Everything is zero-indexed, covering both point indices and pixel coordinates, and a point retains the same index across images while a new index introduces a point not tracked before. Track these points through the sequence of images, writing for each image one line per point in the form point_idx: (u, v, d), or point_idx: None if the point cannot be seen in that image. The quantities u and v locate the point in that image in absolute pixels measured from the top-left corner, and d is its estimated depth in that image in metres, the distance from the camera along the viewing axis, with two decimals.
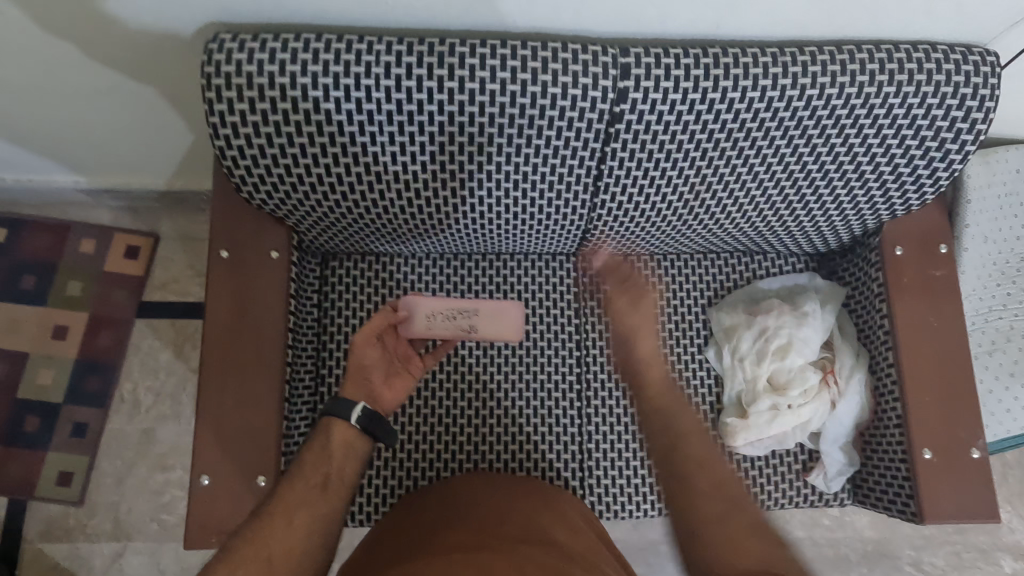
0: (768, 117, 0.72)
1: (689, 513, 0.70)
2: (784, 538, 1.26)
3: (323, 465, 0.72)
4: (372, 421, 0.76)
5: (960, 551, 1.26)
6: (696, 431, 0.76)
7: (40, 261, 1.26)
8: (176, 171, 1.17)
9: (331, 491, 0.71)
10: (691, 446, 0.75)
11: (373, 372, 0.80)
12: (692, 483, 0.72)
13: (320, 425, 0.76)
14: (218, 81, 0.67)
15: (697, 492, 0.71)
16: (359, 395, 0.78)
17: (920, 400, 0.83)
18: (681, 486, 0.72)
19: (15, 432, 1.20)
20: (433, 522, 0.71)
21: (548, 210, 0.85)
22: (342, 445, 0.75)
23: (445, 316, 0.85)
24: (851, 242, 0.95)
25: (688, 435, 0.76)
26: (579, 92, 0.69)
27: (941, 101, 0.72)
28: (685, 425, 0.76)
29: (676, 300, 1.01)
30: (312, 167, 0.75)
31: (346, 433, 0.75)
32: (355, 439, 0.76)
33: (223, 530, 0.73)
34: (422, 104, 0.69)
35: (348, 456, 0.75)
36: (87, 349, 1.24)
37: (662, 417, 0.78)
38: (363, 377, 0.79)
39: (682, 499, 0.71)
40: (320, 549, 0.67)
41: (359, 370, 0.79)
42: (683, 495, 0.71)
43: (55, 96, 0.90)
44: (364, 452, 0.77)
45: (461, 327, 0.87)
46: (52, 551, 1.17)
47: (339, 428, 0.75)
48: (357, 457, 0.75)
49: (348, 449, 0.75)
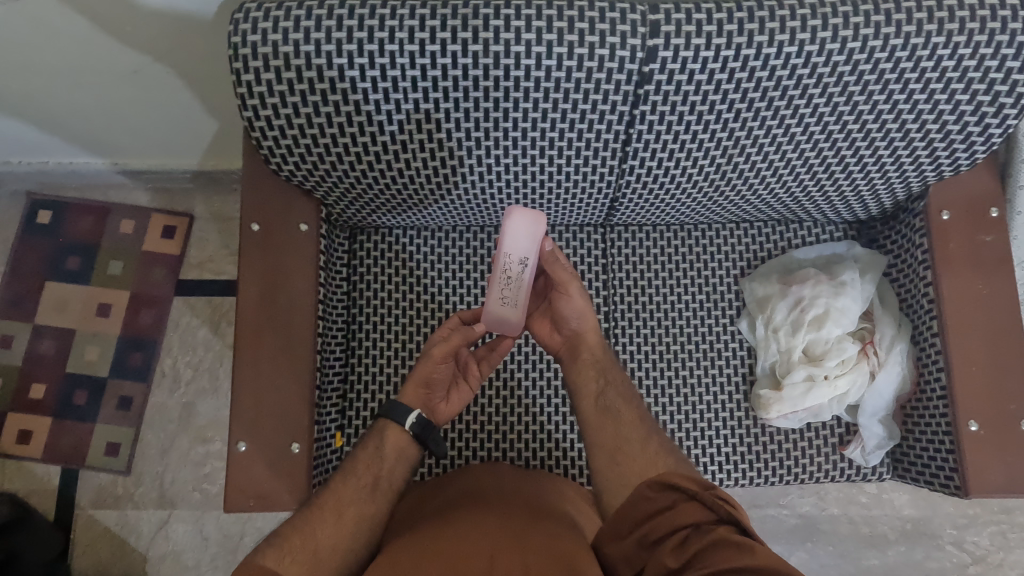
0: (806, 74, 0.69)
1: (608, 449, 0.74)
2: (819, 515, 1.23)
3: (374, 467, 0.75)
4: (425, 430, 0.80)
5: (1006, 531, 1.22)
6: (621, 380, 0.81)
7: (82, 242, 1.30)
8: (208, 151, 1.19)
9: (380, 492, 0.73)
10: (613, 392, 0.79)
11: (437, 386, 0.83)
12: (614, 427, 0.76)
13: (376, 427, 0.80)
14: (245, 50, 0.67)
15: (619, 435, 0.75)
16: (417, 403, 0.81)
17: (963, 372, 0.80)
18: (604, 426, 0.76)
19: (65, 405, 1.26)
20: (468, 498, 0.73)
21: (575, 177, 0.84)
22: (394, 449, 0.78)
23: (503, 284, 0.78)
24: (893, 208, 0.91)
25: (614, 384, 0.81)
26: (607, 52, 0.67)
27: (995, 50, 0.67)
28: (610, 374, 0.81)
29: (708, 272, 0.98)
30: (338, 137, 0.75)
31: (399, 438, 0.79)
32: (408, 444, 0.79)
33: (260, 494, 0.76)
34: (445, 68, 0.68)
35: (399, 459, 0.78)
36: (129, 326, 1.29)
37: (597, 368, 0.82)
38: (424, 389, 0.82)
39: (604, 437, 0.75)
40: (365, 543, 0.68)
41: (424, 382, 0.82)
42: (607, 433, 0.75)
43: (92, 78, 0.93)
44: (415, 460, 0.80)
45: (519, 274, 0.77)
46: (103, 517, 1.23)
47: (394, 432, 0.79)
48: (408, 460, 0.79)
49: (400, 452, 0.78)
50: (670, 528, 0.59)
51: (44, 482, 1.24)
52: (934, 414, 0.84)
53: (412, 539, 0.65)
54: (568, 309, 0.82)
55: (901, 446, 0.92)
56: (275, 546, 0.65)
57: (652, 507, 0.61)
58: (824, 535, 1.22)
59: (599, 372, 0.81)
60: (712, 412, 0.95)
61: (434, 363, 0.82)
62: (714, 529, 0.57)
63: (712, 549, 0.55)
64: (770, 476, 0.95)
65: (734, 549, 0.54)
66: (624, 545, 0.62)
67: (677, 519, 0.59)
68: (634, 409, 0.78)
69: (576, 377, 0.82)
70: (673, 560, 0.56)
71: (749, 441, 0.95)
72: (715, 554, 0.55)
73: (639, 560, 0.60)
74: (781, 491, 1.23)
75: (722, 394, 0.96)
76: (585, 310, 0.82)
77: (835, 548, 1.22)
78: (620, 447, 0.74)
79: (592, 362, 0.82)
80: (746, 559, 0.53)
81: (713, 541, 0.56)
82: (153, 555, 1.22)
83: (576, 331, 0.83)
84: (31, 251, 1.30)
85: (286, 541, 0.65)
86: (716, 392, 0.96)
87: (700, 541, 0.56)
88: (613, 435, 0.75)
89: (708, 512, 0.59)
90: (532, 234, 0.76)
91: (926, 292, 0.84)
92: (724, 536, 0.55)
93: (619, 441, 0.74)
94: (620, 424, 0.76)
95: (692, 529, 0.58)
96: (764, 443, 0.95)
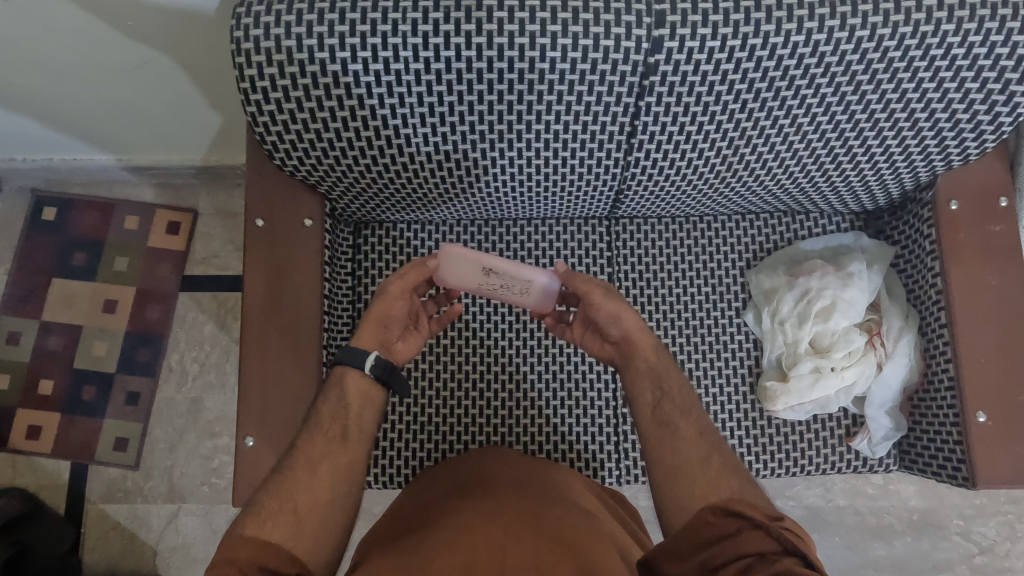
0: (815, 63, 0.68)
1: (666, 466, 0.73)
2: (825, 507, 1.23)
3: (341, 417, 0.75)
4: (387, 371, 0.79)
5: (1013, 522, 1.22)
6: (680, 388, 0.79)
7: (87, 238, 1.31)
8: (212, 146, 1.19)
9: (350, 442, 0.74)
10: (672, 402, 0.77)
11: (393, 325, 0.82)
12: (671, 441, 0.74)
13: (335, 375, 0.78)
14: (248, 45, 0.66)
15: (677, 451, 0.73)
16: (372, 344, 0.80)
17: (973, 364, 0.79)
18: (662, 441, 0.75)
19: (73, 401, 1.26)
20: (469, 487, 0.73)
21: (580, 170, 0.83)
22: (358, 395, 0.77)
23: (498, 287, 0.83)
24: (902, 198, 0.90)
25: (673, 393, 0.78)
26: (612, 42, 0.67)
27: (1006, 38, 0.66)
28: (665, 380, 0.79)
29: (713, 264, 0.98)
30: (342, 132, 0.75)
31: (362, 384, 0.78)
32: (370, 387, 0.79)
33: None
34: (450, 61, 0.68)
35: (365, 404, 0.78)
36: (135, 322, 1.29)
37: (651, 375, 0.80)
38: (381, 328, 0.80)
39: (663, 453, 0.74)
40: (344, 494, 0.70)
41: (382, 321, 0.80)
42: (666, 452, 0.74)
43: (95, 74, 0.93)
44: (379, 403, 0.80)
45: (490, 277, 0.81)
46: (112, 511, 1.24)
47: (355, 376, 0.77)
48: (373, 404, 0.79)
49: (364, 398, 0.78)
50: (732, 556, 0.58)
51: (55, 476, 1.25)
52: (941, 405, 0.83)
53: (419, 532, 0.65)
54: (604, 317, 0.82)
55: (908, 437, 0.92)
56: (254, 515, 0.65)
57: (717, 531, 0.60)
58: (830, 527, 1.22)
59: (655, 382, 0.79)
60: (718, 404, 0.95)
61: (391, 304, 0.80)
62: (778, 560, 0.54)
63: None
64: (776, 468, 0.95)
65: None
66: (684, 567, 0.59)
67: (740, 547, 0.58)
68: (695, 421, 0.76)
69: (632, 389, 0.80)
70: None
71: (755, 433, 0.95)
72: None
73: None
74: (787, 483, 1.23)
75: (727, 386, 0.95)
76: (622, 312, 0.81)
77: (842, 539, 1.22)
78: (679, 466, 0.72)
79: (647, 371, 0.80)
80: None
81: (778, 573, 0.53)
82: (163, 549, 1.23)
83: (624, 335, 0.82)
84: (38, 248, 1.30)
85: (265, 507, 0.66)
86: (722, 385, 0.95)
87: (764, 570, 0.55)
88: (672, 450, 0.74)
89: (772, 541, 0.56)
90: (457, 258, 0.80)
91: (933, 283, 0.84)
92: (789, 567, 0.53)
93: (679, 460, 0.72)
94: (679, 440, 0.74)
95: (755, 558, 0.56)
96: (770, 435, 0.95)
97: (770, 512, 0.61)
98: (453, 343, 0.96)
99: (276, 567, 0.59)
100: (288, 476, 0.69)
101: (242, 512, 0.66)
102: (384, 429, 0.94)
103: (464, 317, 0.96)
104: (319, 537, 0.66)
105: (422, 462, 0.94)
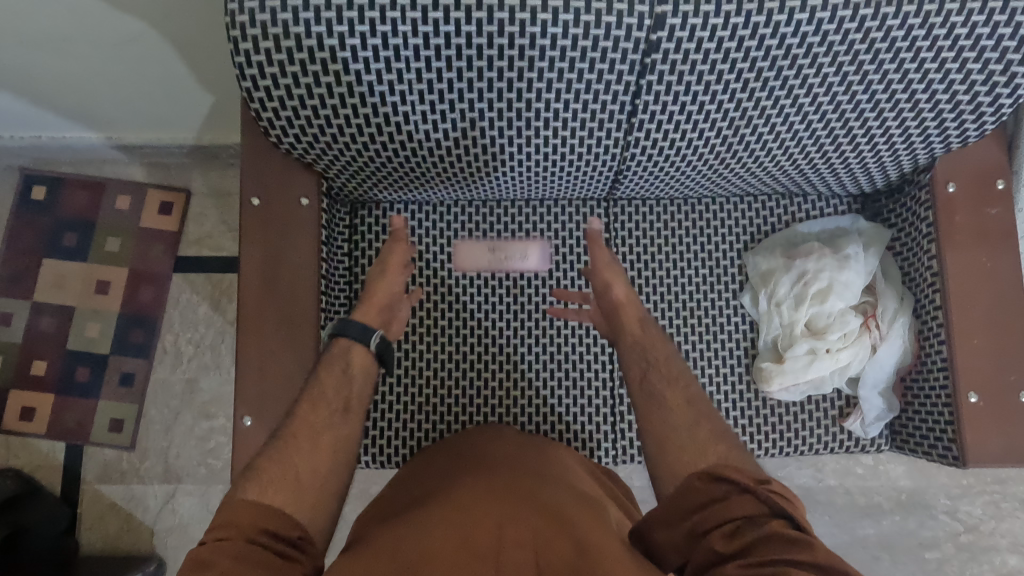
0: (817, 41, 0.68)
1: (655, 436, 0.74)
2: (816, 487, 1.25)
3: (343, 390, 0.77)
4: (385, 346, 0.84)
5: (999, 501, 1.24)
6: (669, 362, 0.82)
7: (78, 217, 1.29)
8: (205, 124, 1.17)
9: (352, 413, 0.76)
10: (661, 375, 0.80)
11: (393, 303, 0.90)
12: (661, 412, 0.76)
13: (338, 349, 0.81)
14: (243, 18, 0.65)
15: (667, 420, 0.75)
16: (374, 320, 0.87)
17: (964, 344, 0.80)
18: (652, 412, 0.76)
19: (67, 382, 1.26)
20: (464, 462, 0.74)
21: (581, 150, 0.83)
22: (360, 368, 0.81)
23: (504, 258, 0.97)
24: (899, 181, 0.90)
25: (658, 364, 0.82)
26: (614, 18, 0.65)
27: (1009, 17, 0.66)
28: (655, 355, 0.82)
29: (711, 247, 0.98)
30: (339, 109, 0.74)
31: (364, 358, 0.82)
32: (369, 363, 0.83)
33: None
34: (449, 36, 0.66)
35: (365, 378, 0.81)
36: (129, 303, 1.28)
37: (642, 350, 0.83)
38: (382, 305, 0.88)
39: (653, 422, 0.75)
40: (344, 464, 0.71)
41: (382, 297, 0.88)
42: (656, 422, 0.75)
43: (84, 49, 0.91)
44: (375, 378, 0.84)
45: (496, 252, 0.97)
46: (108, 491, 1.24)
47: (359, 350, 0.82)
48: (370, 379, 0.82)
49: (365, 374, 0.82)
50: (719, 520, 0.58)
51: (49, 458, 1.24)
52: (933, 384, 0.85)
53: (418, 507, 0.66)
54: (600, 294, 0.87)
55: (900, 417, 0.93)
56: (254, 480, 0.65)
57: (702, 497, 0.60)
58: (820, 506, 1.25)
59: (645, 357, 0.82)
60: (714, 385, 0.96)
61: (391, 281, 0.89)
62: (765, 522, 0.56)
63: (765, 542, 0.55)
64: (770, 448, 0.96)
65: (789, 545, 0.53)
66: (674, 534, 0.60)
67: (727, 510, 0.59)
68: (686, 393, 0.78)
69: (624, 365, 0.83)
70: (723, 547, 0.56)
71: (751, 413, 0.96)
72: (768, 547, 0.54)
73: (688, 551, 0.59)
74: (779, 464, 1.25)
75: (724, 367, 0.96)
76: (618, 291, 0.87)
77: (832, 518, 1.25)
78: (669, 434, 0.73)
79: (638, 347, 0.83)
80: (803, 554, 0.52)
81: (765, 534, 0.55)
82: (160, 529, 1.24)
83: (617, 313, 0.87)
84: (27, 228, 1.28)
85: (264, 473, 0.66)
86: (719, 365, 0.96)
87: (752, 533, 0.56)
88: (661, 420, 0.75)
89: (760, 504, 0.58)
90: (464, 251, 0.97)
91: (929, 266, 0.84)
92: (777, 529, 0.55)
93: (669, 429, 0.74)
94: (668, 410, 0.76)
95: (744, 521, 0.57)
96: (765, 416, 0.96)
97: (755, 475, 0.62)
98: (451, 323, 0.96)
99: (277, 530, 0.59)
100: (288, 444, 0.69)
101: (240, 477, 0.66)
102: (382, 409, 0.94)
103: (461, 298, 0.96)
104: (319, 504, 0.67)
105: (421, 442, 0.94)
